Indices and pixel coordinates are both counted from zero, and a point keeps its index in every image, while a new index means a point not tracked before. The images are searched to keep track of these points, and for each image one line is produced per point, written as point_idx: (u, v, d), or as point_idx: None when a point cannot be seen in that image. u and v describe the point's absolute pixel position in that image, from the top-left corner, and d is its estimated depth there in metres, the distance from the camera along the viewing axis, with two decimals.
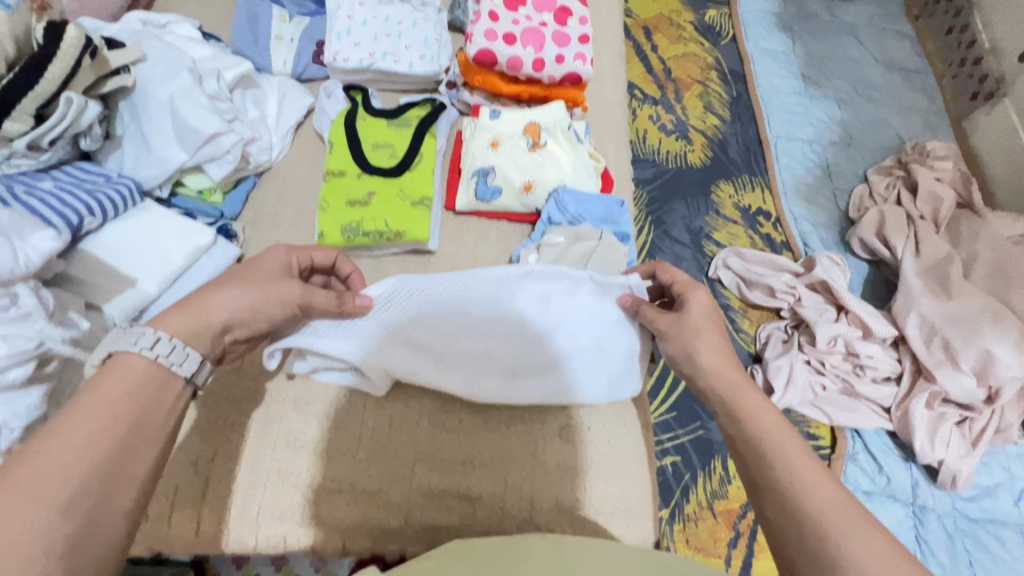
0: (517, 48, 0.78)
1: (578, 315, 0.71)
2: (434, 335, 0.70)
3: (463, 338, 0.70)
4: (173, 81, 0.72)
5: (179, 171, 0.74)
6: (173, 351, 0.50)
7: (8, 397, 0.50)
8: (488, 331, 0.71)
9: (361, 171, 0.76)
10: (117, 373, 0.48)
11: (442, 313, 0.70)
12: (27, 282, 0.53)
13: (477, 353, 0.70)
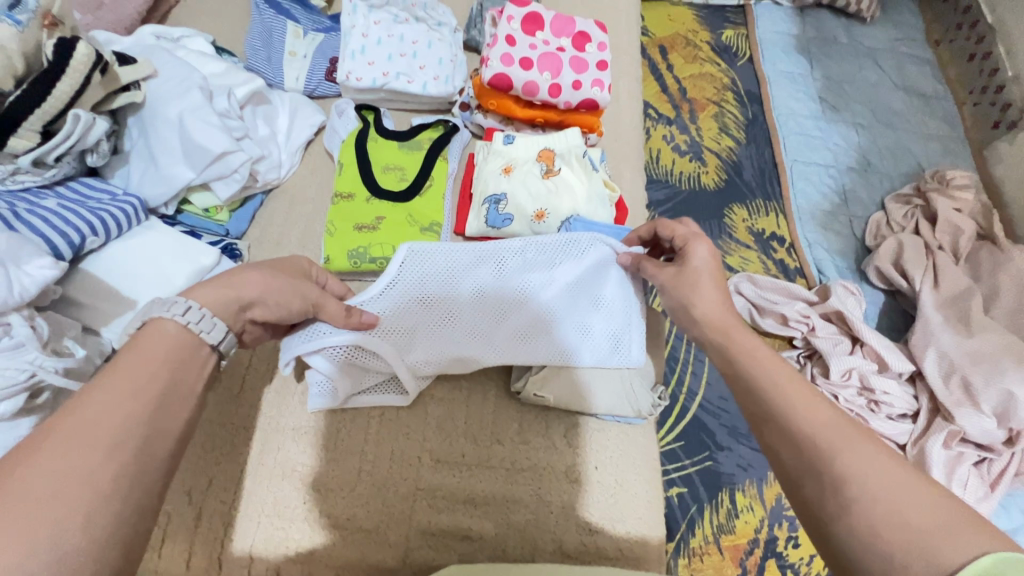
0: (533, 73, 0.76)
1: (583, 281, 0.69)
2: (436, 312, 0.67)
3: (468, 310, 0.68)
4: (184, 98, 0.71)
5: (186, 188, 0.73)
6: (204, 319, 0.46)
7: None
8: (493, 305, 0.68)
9: (370, 195, 0.74)
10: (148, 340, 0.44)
11: (447, 291, 0.67)
12: (21, 312, 0.51)
13: (483, 325, 0.68)
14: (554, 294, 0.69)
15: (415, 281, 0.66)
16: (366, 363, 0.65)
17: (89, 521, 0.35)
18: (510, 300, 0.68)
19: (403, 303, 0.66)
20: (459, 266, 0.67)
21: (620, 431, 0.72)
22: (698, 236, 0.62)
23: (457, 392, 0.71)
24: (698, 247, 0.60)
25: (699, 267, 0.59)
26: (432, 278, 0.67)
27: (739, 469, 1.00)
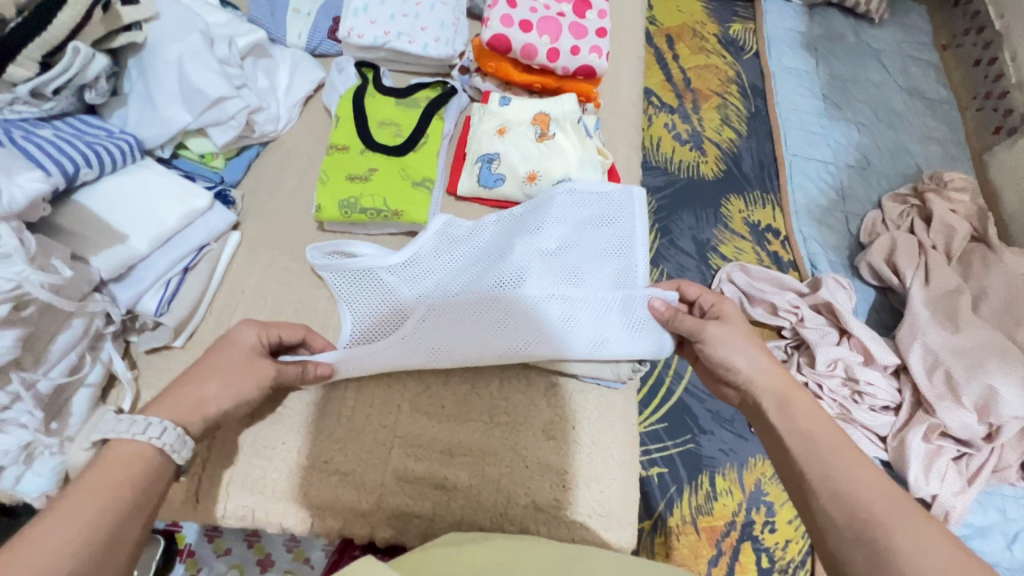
0: (532, 35, 0.78)
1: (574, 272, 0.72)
2: (454, 332, 0.68)
3: (487, 321, 0.68)
4: (184, 42, 0.72)
5: (182, 133, 0.73)
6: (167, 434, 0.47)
7: None
8: (503, 315, 0.68)
9: (364, 148, 0.75)
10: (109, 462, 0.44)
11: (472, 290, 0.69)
12: (10, 223, 0.51)
13: (516, 346, 0.67)
14: (579, 232, 0.73)
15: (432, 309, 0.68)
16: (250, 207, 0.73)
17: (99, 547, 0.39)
18: (536, 319, 0.69)
19: (417, 312, 0.68)
20: (496, 238, 0.74)
21: (599, 394, 0.72)
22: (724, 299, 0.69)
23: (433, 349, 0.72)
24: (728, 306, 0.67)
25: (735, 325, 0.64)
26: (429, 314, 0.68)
27: (720, 453, 1.00)
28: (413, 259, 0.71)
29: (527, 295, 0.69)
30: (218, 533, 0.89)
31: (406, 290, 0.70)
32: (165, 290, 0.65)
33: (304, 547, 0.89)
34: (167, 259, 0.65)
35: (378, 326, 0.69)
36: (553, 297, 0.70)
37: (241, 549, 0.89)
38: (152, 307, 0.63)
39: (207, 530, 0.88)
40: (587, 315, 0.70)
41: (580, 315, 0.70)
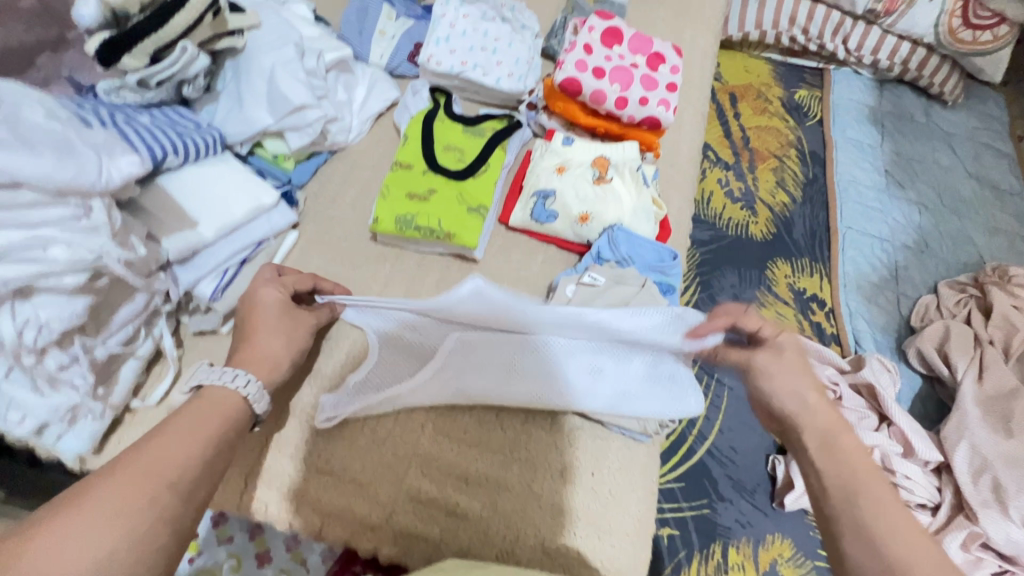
0: (603, 83, 0.81)
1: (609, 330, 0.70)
2: (472, 371, 0.69)
3: (507, 367, 0.69)
4: (278, 52, 0.77)
5: (262, 133, 0.78)
6: (240, 380, 0.54)
7: (57, 299, 0.53)
8: (522, 358, 0.69)
9: (427, 168, 0.78)
10: (203, 403, 0.52)
11: (499, 333, 0.69)
12: (103, 200, 0.56)
13: (537, 395, 0.69)
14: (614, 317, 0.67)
15: (459, 351, 0.68)
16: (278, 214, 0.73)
17: (178, 484, 0.45)
18: (560, 367, 0.70)
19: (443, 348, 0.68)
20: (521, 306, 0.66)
21: (623, 445, 0.71)
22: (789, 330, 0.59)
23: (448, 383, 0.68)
24: (788, 340, 0.59)
25: (790, 357, 0.57)
26: (453, 356, 0.68)
27: (736, 524, 0.96)
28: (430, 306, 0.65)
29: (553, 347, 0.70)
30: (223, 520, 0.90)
31: (427, 322, 0.68)
32: (222, 279, 0.67)
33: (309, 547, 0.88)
34: (229, 250, 0.68)
35: (400, 342, 0.69)
36: (583, 347, 0.70)
37: (244, 540, 0.89)
38: (209, 293, 0.66)
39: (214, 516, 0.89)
40: (614, 368, 0.70)
41: (607, 366, 0.70)
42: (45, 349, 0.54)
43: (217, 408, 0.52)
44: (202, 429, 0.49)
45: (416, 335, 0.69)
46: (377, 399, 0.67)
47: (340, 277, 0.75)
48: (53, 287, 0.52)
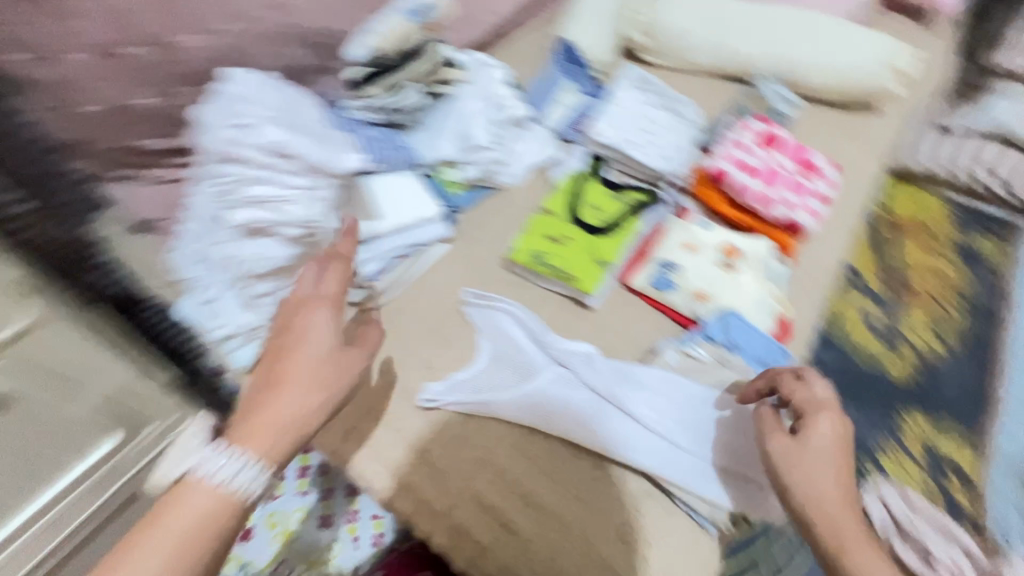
0: (750, 178, 0.89)
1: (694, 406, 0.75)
2: (562, 405, 0.74)
3: (594, 411, 0.74)
4: (475, 103, 0.94)
5: (442, 162, 0.92)
6: (234, 471, 0.54)
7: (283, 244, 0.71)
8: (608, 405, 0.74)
9: (569, 219, 0.88)
10: (182, 503, 0.53)
11: (593, 377, 0.76)
12: (336, 181, 0.75)
13: (616, 443, 0.72)
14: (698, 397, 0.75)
15: (555, 382, 0.76)
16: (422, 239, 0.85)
17: None
18: (640, 424, 0.73)
19: (545, 375, 0.76)
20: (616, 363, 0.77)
21: (687, 525, 0.69)
22: (822, 408, 0.65)
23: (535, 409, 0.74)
24: (820, 425, 0.64)
25: (818, 445, 0.63)
26: (550, 384, 0.76)
27: None
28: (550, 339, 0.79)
29: (638, 405, 0.74)
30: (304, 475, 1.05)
31: (538, 349, 0.79)
32: (384, 265, 0.82)
33: (382, 523, 1.06)
34: (393, 244, 0.83)
35: (507, 360, 0.78)
36: (668, 413, 0.74)
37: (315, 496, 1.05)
38: (369, 272, 0.81)
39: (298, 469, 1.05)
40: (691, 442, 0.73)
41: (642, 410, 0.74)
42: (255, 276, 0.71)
43: (200, 508, 0.53)
44: (189, 536, 0.52)
45: (525, 357, 0.78)
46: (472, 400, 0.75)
47: (405, 302, 0.80)
48: (281, 234, 0.70)
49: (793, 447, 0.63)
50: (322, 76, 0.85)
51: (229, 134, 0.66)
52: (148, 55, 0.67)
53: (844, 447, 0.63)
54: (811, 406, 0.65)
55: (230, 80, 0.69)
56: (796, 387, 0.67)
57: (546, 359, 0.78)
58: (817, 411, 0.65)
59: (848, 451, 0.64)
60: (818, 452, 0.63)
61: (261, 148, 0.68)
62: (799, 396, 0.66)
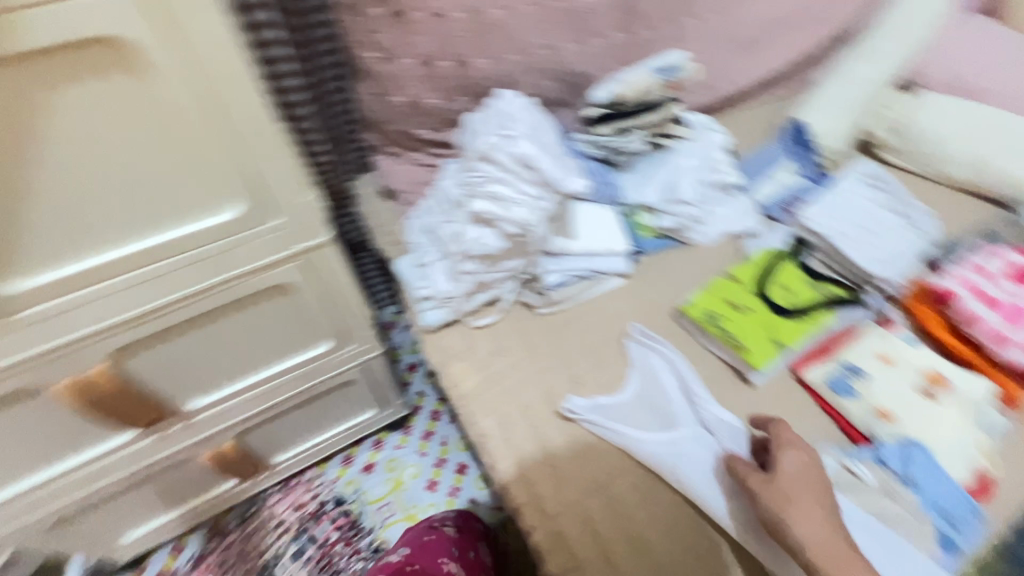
0: (984, 308, 0.78)
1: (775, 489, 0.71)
2: (690, 464, 0.75)
3: (708, 474, 0.74)
4: (691, 161, 0.98)
5: (642, 206, 0.97)
6: None
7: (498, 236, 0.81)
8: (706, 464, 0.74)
9: (755, 290, 0.87)
10: None
11: (703, 434, 0.77)
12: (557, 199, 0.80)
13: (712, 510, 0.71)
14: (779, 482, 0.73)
15: (681, 436, 0.77)
16: (606, 270, 0.92)
17: None
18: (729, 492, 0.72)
19: (678, 428, 0.78)
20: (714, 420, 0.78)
21: None
22: (791, 444, 0.68)
23: (666, 456, 0.76)
24: (784, 456, 0.67)
25: (792, 477, 0.65)
26: (676, 434, 0.77)
27: None
28: (690, 394, 0.81)
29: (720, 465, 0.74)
30: (428, 436, 1.28)
31: (682, 404, 0.80)
32: (562, 279, 0.90)
33: (472, 507, 1.20)
34: (578, 264, 0.90)
35: (652, 403, 0.81)
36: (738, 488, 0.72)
37: (425, 459, 1.26)
38: (551, 283, 0.89)
39: (425, 430, 1.29)
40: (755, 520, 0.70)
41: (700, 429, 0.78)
42: (467, 255, 0.83)
43: None
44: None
45: (666, 404, 0.80)
46: (606, 424, 0.79)
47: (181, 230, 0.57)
48: (501, 229, 0.80)
49: (777, 480, 0.65)
50: (563, 110, 0.98)
51: (490, 140, 0.78)
52: (450, 69, 0.84)
53: (818, 471, 0.66)
54: (782, 441, 0.69)
55: (499, 98, 0.83)
56: (784, 429, 0.71)
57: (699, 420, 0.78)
58: (782, 445, 0.68)
59: (824, 475, 0.67)
60: (794, 483, 0.64)
61: (510, 155, 0.77)
62: (783, 435, 0.70)
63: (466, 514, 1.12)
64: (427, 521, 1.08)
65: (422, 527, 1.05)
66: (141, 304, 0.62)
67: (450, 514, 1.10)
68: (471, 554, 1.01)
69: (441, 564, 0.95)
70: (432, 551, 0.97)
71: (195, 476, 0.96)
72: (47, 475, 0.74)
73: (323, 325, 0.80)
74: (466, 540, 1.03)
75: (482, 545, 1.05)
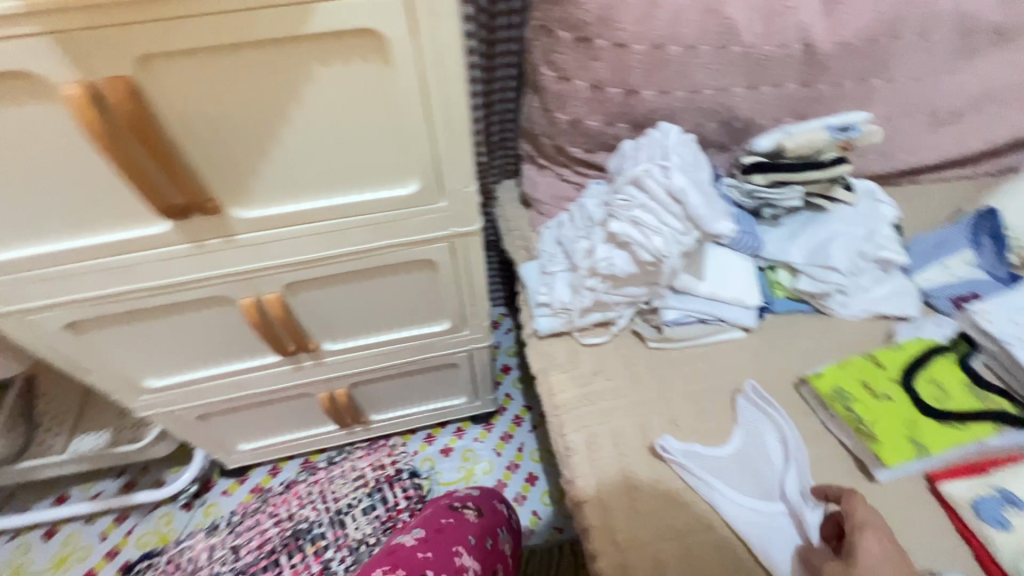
0: None
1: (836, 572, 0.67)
2: (767, 535, 0.71)
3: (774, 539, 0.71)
4: (852, 228, 0.90)
5: (783, 264, 0.92)
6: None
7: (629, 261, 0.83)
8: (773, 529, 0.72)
9: (898, 379, 0.79)
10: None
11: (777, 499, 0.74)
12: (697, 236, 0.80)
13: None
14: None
15: (763, 502, 0.74)
16: (729, 320, 0.89)
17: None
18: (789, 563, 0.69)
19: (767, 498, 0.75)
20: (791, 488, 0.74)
21: None
22: (869, 526, 0.63)
23: (753, 526, 0.72)
24: (863, 539, 0.61)
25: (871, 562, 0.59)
26: (755, 495, 0.75)
27: None
28: (782, 460, 0.77)
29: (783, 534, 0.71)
30: (506, 439, 1.31)
31: (779, 475, 0.76)
32: (680, 317, 0.87)
33: (533, 519, 1.21)
34: (701, 307, 0.88)
35: (750, 466, 0.78)
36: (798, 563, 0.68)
37: (499, 458, 1.29)
38: (669, 318, 0.87)
39: (503, 433, 1.33)
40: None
41: (791, 497, 0.73)
42: (594, 272, 0.86)
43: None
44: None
45: (759, 467, 0.77)
46: (696, 472, 0.76)
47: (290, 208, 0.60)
48: (634, 254, 0.81)
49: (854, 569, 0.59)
50: (718, 152, 0.97)
51: (646, 166, 0.80)
52: (616, 96, 0.87)
53: (902, 562, 0.59)
54: (856, 521, 0.64)
55: (662, 130, 0.84)
56: (859, 503, 0.65)
57: (799, 497, 0.73)
58: (857, 525, 0.63)
59: (912, 568, 0.60)
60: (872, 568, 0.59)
61: (662, 186, 0.78)
62: (857, 513, 0.64)
63: (491, 491, 0.98)
64: (446, 498, 0.92)
65: (439, 507, 0.89)
66: (304, 253, 0.68)
67: (473, 493, 0.94)
68: (489, 543, 0.84)
69: (454, 554, 0.78)
70: (447, 537, 0.81)
71: (307, 410, 1.09)
72: (209, 373, 0.88)
73: (450, 309, 0.88)
74: (486, 526, 0.87)
75: (503, 530, 0.89)
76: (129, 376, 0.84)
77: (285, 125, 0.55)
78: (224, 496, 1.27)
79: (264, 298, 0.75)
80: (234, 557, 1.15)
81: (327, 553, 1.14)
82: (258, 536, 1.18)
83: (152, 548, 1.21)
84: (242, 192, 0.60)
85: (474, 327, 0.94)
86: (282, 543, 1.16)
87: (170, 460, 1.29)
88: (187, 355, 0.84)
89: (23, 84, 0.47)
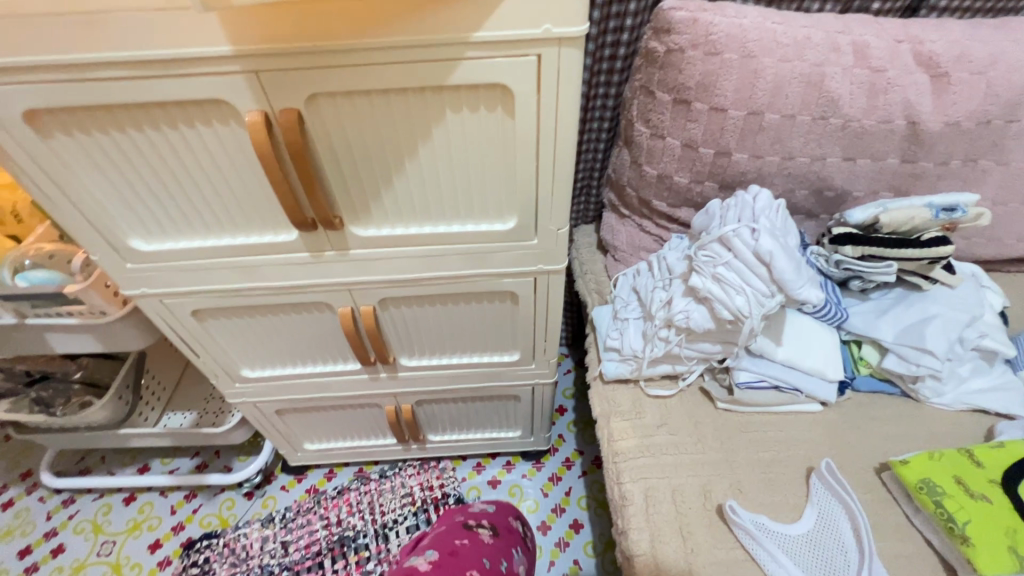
0: None
1: None
2: None
3: None
4: (953, 310, 0.84)
5: (871, 340, 0.88)
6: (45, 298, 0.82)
7: (707, 317, 0.83)
8: None
9: (998, 481, 0.72)
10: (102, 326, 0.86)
11: None
12: (780, 301, 0.79)
13: None
14: None
15: None
16: (807, 391, 0.86)
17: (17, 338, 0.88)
18: None
19: None
20: None
21: None
22: None
23: None
24: None
25: None
26: None
27: None
28: (853, 553, 0.73)
29: None
30: (554, 481, 1.30)
31: (850, 567, 0.72)
32: (754, 380, 0.86)
33: (574, 569, 1.18)
34: (778, 372, 0.86)
35: (818, 549, 0.74)
36: None
37: (545, 498, 1.28)
38: (740, 380, 0.85)
39: (551, 474, 1.32)
40: None
41: None
42: (668, 323, 0.86)
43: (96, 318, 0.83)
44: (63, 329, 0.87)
45: (827, 555, 0.73)
46: (756, 544, 0.74)
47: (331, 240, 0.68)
48: (713, 310, 0.82)
49: None
50: (806, 219, 0.96)
51: (734, 227, 0.80)
52: (707, 156, 0.89)
53: None
54: None
55: (753, 193, 0.84)
56: None
57: None
58: None
59: None
60: None
61: (749, 248, 0.79)
62: None
63: (506, 508, 1.00)
64: (461, 515, 0.94)
65: (454, 524, 0.91)
66: (401, 272, 0.75)
67: (489, 510, 0.97)
68: (503, 566, 0.85)
69: None
70: (460, 560, 0.82)
71: (372, 419, 1.15)
72: (295, 372, 0.96)
73: (522, 342, 0.91)
74: (500, 549, 0.88)
75: (517, 551, 0.90)
76: (229, 365, 0.93)
77: (410, 159, 0.62)
78: (281, 492, 1.34)
79: (360, 309, 0.81)
80: (283, 552, 1.21)
81: (367, 565, 1.18)
82: (306, 536, 1.23)
83: (213, 529, 1.28)
84: (362, 213, 0.68)
85: (542, 363, 0.96)
86: (328, 547, 1.21)
87: (240, 448, 1.39)
88: (281, 351, 0.92)
89: (216, 108, 0.57)
